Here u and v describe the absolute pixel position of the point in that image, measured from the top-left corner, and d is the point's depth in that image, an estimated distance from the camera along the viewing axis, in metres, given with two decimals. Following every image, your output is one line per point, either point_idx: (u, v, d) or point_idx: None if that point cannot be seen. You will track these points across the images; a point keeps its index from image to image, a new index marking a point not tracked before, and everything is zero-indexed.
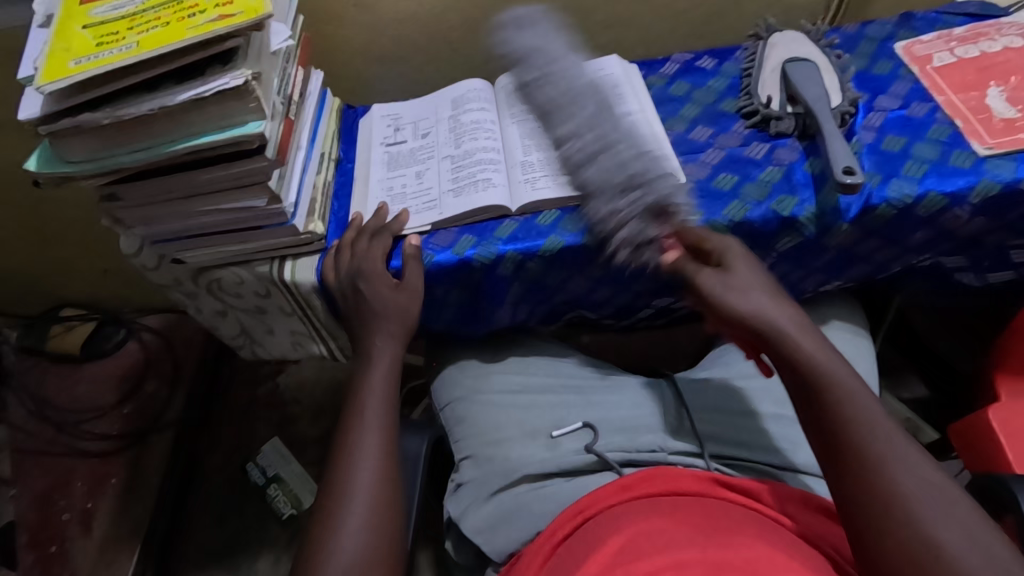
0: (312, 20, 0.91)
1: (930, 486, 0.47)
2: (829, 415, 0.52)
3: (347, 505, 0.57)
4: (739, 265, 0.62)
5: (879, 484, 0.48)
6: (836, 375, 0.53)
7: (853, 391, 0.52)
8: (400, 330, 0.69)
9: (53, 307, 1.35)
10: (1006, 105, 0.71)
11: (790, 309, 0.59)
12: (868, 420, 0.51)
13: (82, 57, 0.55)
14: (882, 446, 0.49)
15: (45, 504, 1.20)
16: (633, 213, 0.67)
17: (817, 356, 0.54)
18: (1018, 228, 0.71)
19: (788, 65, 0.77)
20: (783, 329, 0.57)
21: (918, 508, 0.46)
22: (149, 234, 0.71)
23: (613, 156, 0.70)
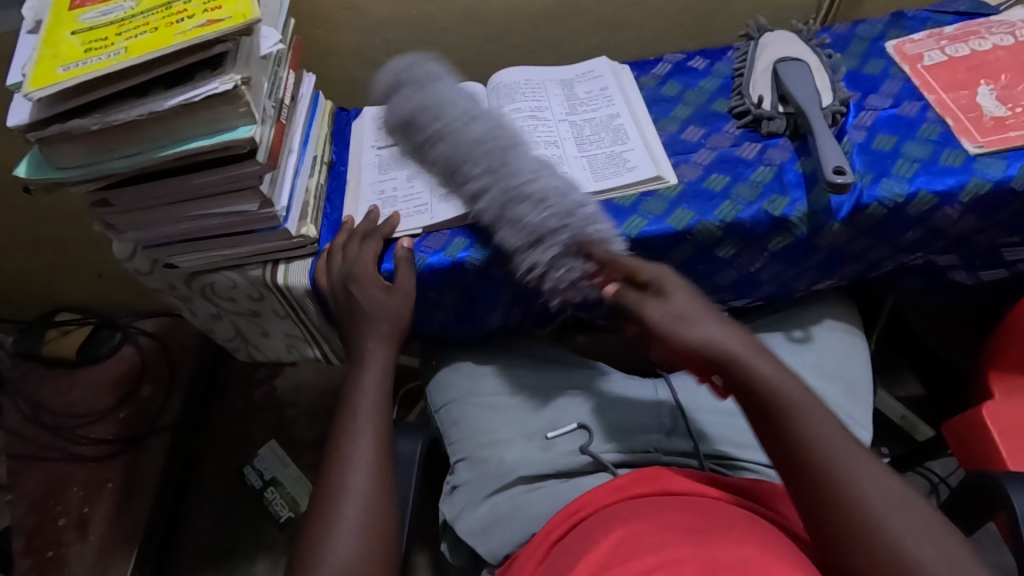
0: (304, 23, 0.91)
1: (893, 495, 0.48)
2: (790, 435, 0.52)
3: (340, 509, 0.57)
4: (683, 291, 0.60)
5: (846, 496, 0.48)
6: (789, 396, 0.53)
7: (807, 407, 0.52)
8: (393, 333, 0.69)
9: (49, 312, 1.34)
10: (996, 104, 0.71)
11: (739, 332, 0.57)
12: (826, 438, 0.51)
13: (70, 63, 0.55)
14: (842, 462, 0.50)
15: (41, 509, 1.19)
16: (554, 247, 0.63)
17: (771, 380, 0.53)
18: (1009, 226, 0.71)
19: (779, 64, 0.77)
20: (736, 353, 0.55)
21: (884, 518, 0.47)
22: (141, 239, 0.71)
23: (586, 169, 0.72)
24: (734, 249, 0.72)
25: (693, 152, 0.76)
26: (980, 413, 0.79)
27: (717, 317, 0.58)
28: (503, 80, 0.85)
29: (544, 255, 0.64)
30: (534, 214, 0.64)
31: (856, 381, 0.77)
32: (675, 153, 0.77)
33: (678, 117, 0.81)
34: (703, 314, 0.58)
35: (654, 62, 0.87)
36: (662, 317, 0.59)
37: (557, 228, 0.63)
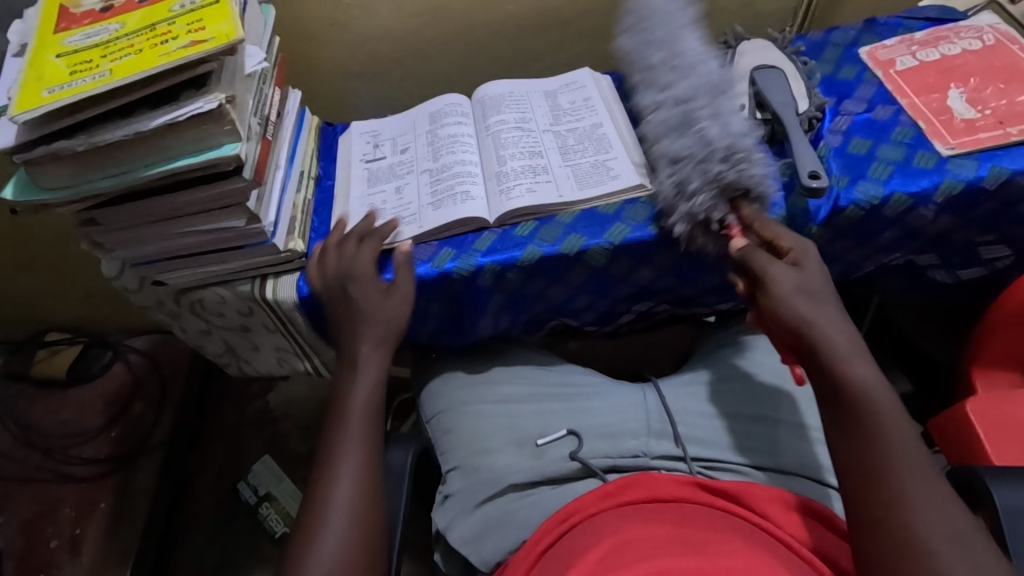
0: (288, 40, 0.92)
1: (951, 518, 0.48)
2: (868, 438, 0.53)
3: (327, 519, 0.57)
4: (816, 270, 0.62)
5: (896, 511, 0.49)
6: (875, 400, 0.54)
7: (888, 411, 0.53)
8: (385, 338, 0.69)
9: (38, 332, 1.34)
10: (966, 107, 0.73)
11: (848, 328, 0.59)
12: (902, 448, 0.51)
13: (55, 86, 0.55)
14: (906, 476, 0.50)
15: (33, 532, 1.18)
16: (710, 190, 0.66)
17: (866, 380, 0.55)
18: (984, 225, 0.73)
19: (756, 71, 0.78)
20: (837, 344, 0.57)
21: (927, 535, 0.47)
22: (130, 257, 0.71)
23: (691, 134, 0.69)
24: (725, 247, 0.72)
25: None
26: (964, 408, 0.80)
27: (831, 302, 0.60)
28: (485, 95, 0.87)
29: (694, 212, 0.67)
30: (704, 137, 0.68)
31: None
32: None
33: None
34: (813, 296, 0.60)
35: None
36: (785, 287, 0.60)
37: (698, 188, 0.67)
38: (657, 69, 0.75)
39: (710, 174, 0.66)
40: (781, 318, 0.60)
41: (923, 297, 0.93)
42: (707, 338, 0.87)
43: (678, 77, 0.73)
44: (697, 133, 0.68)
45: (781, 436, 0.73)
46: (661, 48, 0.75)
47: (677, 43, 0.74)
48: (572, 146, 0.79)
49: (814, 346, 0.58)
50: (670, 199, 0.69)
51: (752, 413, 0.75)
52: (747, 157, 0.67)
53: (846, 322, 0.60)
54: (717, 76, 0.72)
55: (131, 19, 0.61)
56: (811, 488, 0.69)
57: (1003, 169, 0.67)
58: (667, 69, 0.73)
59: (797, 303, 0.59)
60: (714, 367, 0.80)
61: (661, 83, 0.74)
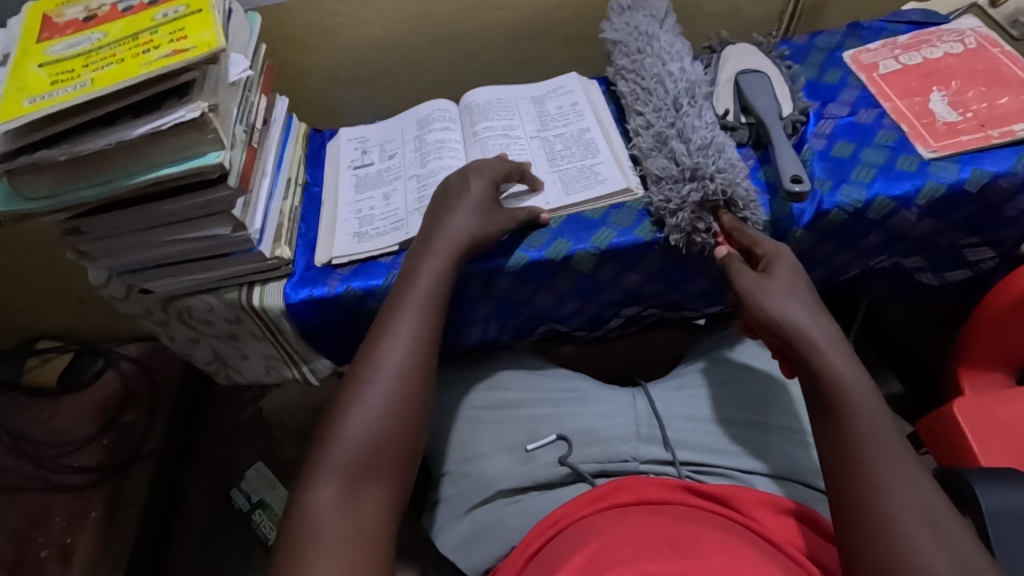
0: (276, 48, 0.92)
1: (928, 511, 0.47)
2: (843, 432, 0.53)
3: (317, 500, 0.52)
4: (790, 271, 0.63)
5: (874, 502, 0.49)
6: (848, 396, 0.54)
7: (861, 406, 0.54)
8: (427, 306, 0.63)
9: (28, 340, 1.33)
10: (947, 109, 0.73)
11: (827, 325, 0.59)
12: (876, 438, 0.52)
13: (36, 96, 0.55)
14: (878, 466, 0.50)
15: (23, 541, 1.17)
16: (689, 203, 0.68)
17: (839, 373, 0.55)
18: (969, 227, 0.74)
19: (741, 77, 0.79)
20: (816, 341, 0.58)
21: (906, 526, 0.47)
22: (115, 266, 0.71)
23: (667, 153, 0.72)
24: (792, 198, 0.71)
25: None
26: (952, 411, 0.80)
27: (809, 300, 0.61)
28: (473, 101, 0.87)
29: (684, 227, 0.69)
30: (676, 154, 0.71)
31: None
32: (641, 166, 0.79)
33: None
34: (789, 295, 0.61)
35: None
36: (755, 294, 0.62)
37: (683, 204, 0.68)
38: (630, 90, 0.81)
39: (684, 187, 0.69)
40: (759, 319, 0.61)
41: (912, 299, 0.94)
42: (696, 342, 0.87)
43: (648, 102, 0.78)
44: (666, 149, 0.72)
45: (768, 440, 0.73)
46: (635, 77, 0.81)
47: (647, 69, 0.80)
48: (559, 151, 0.80)
49: (790, 344, 0.59)
50: (656, 214, 0.71)
51: (742, 417, 0.75)
52: (719, 162, 0.69)
53: (825, 319, 0.60)
54: (675, 93, 0.77)
55: (114, 29, 0.61)
56: (799, 490, 0.69)
57: (985, 172, 0.68)
58: (636, 95, 0.80)
59: (771, 301, 0.60)
60: (704, 370, 0.81)
61: (638, 106, 0.79)
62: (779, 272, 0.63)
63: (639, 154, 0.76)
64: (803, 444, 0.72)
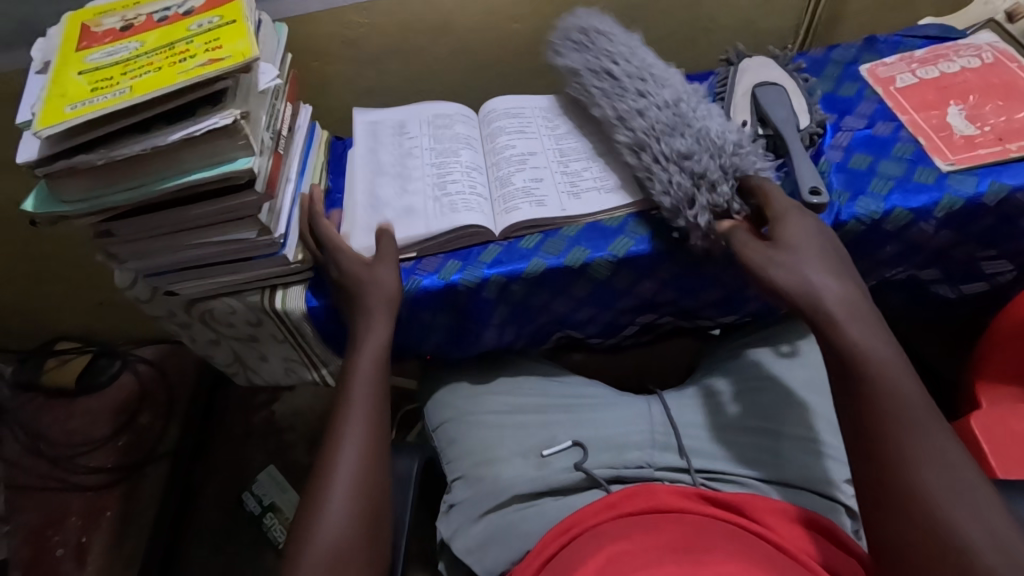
0: (300, 57, 0.94)
1: (967, 486, 0.48)
2: (868, 402, 0.53)
3: None
4: (800, 238, 0.62)
5: (904, 483, 0.49)
6: (877, 368, 0.54)
7: (892, 375, 0.54)
8: (370, 416, 0.65)
9: (48, 341, 1.35)
10: (965, 123, 0.74)
11: (851, 293, 0.59)
12: (901, 404, 0.52)
13: (77, 103, 0.57)
14: (905, 440, 0.51)
15: (38, 540, 1.19)
16: (728, 186, 0.68)
17: (857, 344, 0.56)
18: (984, 240, 0.74)
19: (758, 89, 0.80)
20: (832, 313, 0.58)
21: (939, 506, 0.47)
22: (143, 267, 0.73)
23: (682, 145, 0.71)
24: None
25: None
26: (968, 423, 0.80)
27: (831, 265, 0.61)
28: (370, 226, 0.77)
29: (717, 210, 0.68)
30: (691, 166, 0.69)
31: None
32: None
33: None
34: (808, 258, 0.61)
35: None
36: (766, 267, 0.62)
37: (720, 188, 0.68)
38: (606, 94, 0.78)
39: (712, 182, 0.68)
40: (780, 286, 0.60)
41: (927, 311, 0.93)
42: (711, 351, 0.87)
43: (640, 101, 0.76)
44: (683, 163, 0.70)
45: (784, 449, 0.73)
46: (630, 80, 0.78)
47: (630, 75, 0.78)
48: (577, 158, 0.81)
49: (812, 313, 0.59)
50: (674, 206, 0.70)
51: (757, 425, 0.75)
52: (738, 158, 0.70)
53: (850, 284, 0.60)
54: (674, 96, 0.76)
55: (150, 39, 0.63)
56: (814, 501, 0.69)
57: (1003, 185, 0.68)
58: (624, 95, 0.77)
59: (795, 269, 0.60)
60: (721, 378, 0.81)
61: (631, 104, 0.75)
62: (799, 237, 0.62)
63: (642, 164, 0.73)
64: (821, 453, 0.72)
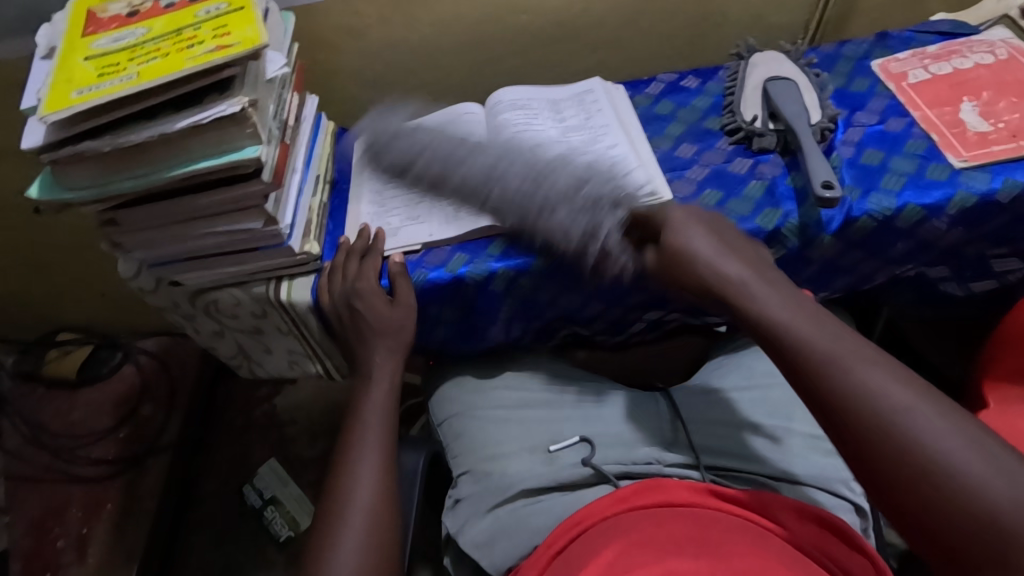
0: (307, 47, 0.93)
1: (924, 405, 0.47)
2: (815, 368, 0.52)
3: None
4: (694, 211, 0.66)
5: (899, 434, 0.47)
6: (797, 334, 0.54)
7: (803, 329, 0.54)
8: (381, 442, 0.66)
9: (50, 332, 1.35)
10: (979, 120, 0.73)
11: (745, 256, 0.62)
12: (825, 350, 0.52)
13: (84, 88, 0.57)
14: (866, 379, 0.49)
15: (39, 531, 1.18)
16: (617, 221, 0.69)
17: (783, 317, 0.56)
18: (996, 238, 0.73)
19: (769, 83, 0.79)
20: (738, 282, 0.59)
21: (939, 438, 0.46)
22: (147, 257, 0.72)
23: (560, 183, 0.71)
24: (797, 233, 0.71)
25: (687, 168, 0.78)
26: None
27: (724, 239, 0.63)
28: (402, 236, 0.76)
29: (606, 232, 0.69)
30: (585, 197, 0.70)
31: None
32: (670, 169, 0.79)
33: (672, 134, 0.83)
34: (700, 234, 0.63)
35: (648, 82, 0.90)
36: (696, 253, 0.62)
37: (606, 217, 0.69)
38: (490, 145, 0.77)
39: (600, 214, 0.69)
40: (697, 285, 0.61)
41: (935, 309, 0.93)
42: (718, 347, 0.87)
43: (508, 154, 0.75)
44: (581, 192, 0.70)
45: (793, 445, 0.73)
46: (442, 161, 0.76)
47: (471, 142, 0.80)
48: (583, 152, 0.80)
49: (729, 299, 0.60)
50: (588, 227, 0.68)
51: (766, 423, 0.75)
52: (615, 184, 0.72)
53: (746, 252, 0.63)
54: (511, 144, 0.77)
55: (157, 25, 0.63)
56: (824, 498, 0.68)
57: (1016, 183, 0.68)
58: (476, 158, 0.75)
59: (695, 258, 0.61)
60: (731, 375, 0.81)
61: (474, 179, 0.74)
62: (692, 235, 0.63)
63: (526, 215, 0.71)
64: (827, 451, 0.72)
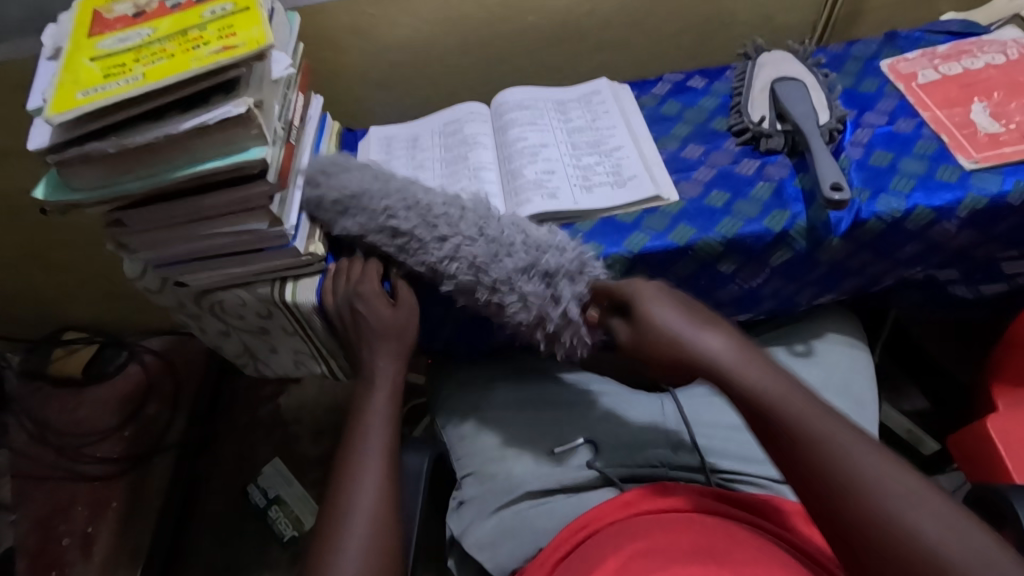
0: (313, 46, 0.93)
1: (895, 477, 0.48)
2: (793, 444, 0.51)
3: None
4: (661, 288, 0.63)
5: (887, 523, 0.46)
6: (776, 412, 0.53)
7: (783, 413, 0.53)
8: (385, 443, 0.66)
9: (57, 330, 1.35)
10: (989, 121, 0.72)
11: (720, 322, 0.60)
12: (813, 434, 0.51)
13: (90, 89, 0.57)
14: (842, 462, 0.49)
15: (45, 529, 1.18)
16: (566, 299, 0.68)
17: (762, 393, 0.54)
18: (1007, 241, 0.73)
19: (777, 84, 0.78)
20: (711, 356, 0.57)
21: (905, 515, 0.46)
22: (152, 258, 0.72)
23: (502, 253, 0.69)
24: (806, 234, 0.71)
25: (693, 169, 0.78)
26: (984, 427, 0.79)
27: (693, 313, 0.60)
28: None
29: (577, 294, 0.69)
30: (542, 268, 0.68)
31: (863, 396, 0.77)
32: (677, 170, 0.78)
33: (678, 135, 0.83)
34: (680, 309, 0.60)
35: (654, 82, 0.90)
36: (668, 319, 0.59)
37: (560, 277, 0.68)
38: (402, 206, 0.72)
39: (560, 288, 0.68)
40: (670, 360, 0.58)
41: (943, 312, 0.92)
42: None
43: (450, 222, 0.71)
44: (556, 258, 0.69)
45: None
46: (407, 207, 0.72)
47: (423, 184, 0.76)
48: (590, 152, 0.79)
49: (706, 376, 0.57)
50: (536, 318, 0.69)
51: None
52: (568, 258, 0.69)
53: (715, 324, 0.60)
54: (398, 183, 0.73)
55: (163, 26, 0.62)
56: None
57: None
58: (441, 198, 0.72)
59: (672, 337, 0.58)
60: None
61: (440, 231, 0.71)
62: (669, 311, 0.59)
63: (482, 257, 0.69)
64: None
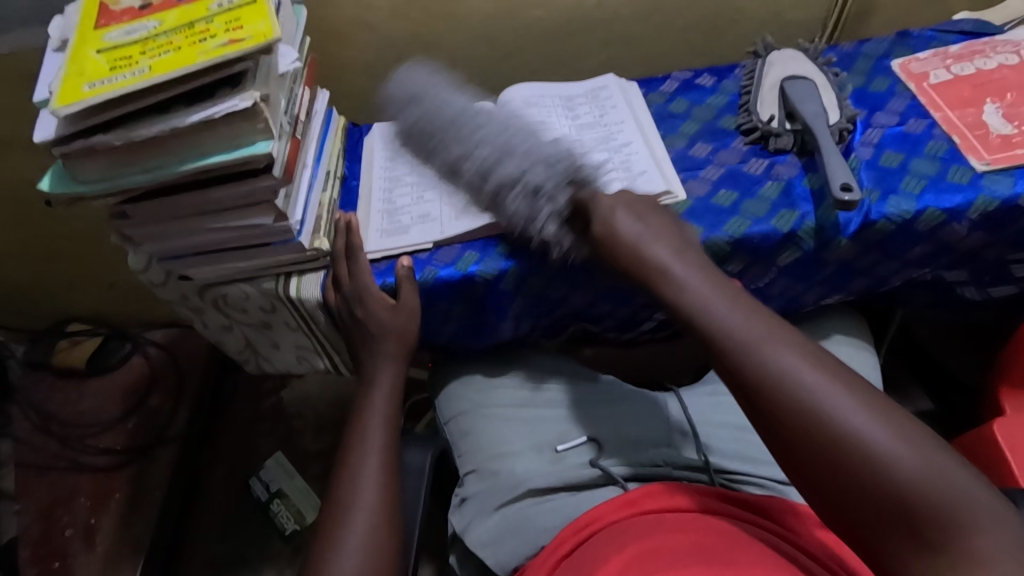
0: (319, 40, 0.92)
1: (849, 397, 0.46)
2: (722, 338, 0.52)
3: None
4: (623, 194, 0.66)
5: (817, 422, 0.45)
6: (712, 315, 0.53)
7: (720, 314, 0.53)
8: (388, 439, 0.66)
9: (61, 321, 1.35)
10: (1002, 122, 0.72)
11: (668, 234, 0.63)
12: (741, 334, 0.51)
13: (95, 82, 0.56)
14: (769, 358, 0.49)
15: (49, 519, 1.19)
16: (547, 216, 0.68)
17: (700, 297, 0.55)
18: (1017, 243, 0.72)
19: (786, 82, 0.78)
20: (659, 261, 0.60)
21: (833, 407, 0.45)
22: (157, 251, 0.72)
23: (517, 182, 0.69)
24: (813, 236, 0.70)
25: (701, 168, 0.77)
26: (990, 429, 0.79)
27: (652, 225, 0.64)
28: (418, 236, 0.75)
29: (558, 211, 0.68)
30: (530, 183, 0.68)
31: None
32: (685, 168, 0.78)
33: (686, 133, 0.82)
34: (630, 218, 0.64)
35: (662, 79, 0.89)
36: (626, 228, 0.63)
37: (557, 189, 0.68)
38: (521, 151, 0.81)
39: (540, 202, 0.68)
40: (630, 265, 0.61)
41: (950, 313, 0.92)
42: None
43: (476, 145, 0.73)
44: (522, 183, 0.68)
45: None
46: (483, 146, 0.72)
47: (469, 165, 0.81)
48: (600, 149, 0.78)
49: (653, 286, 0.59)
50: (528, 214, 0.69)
51: None
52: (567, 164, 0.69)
53: (671, 234, 0.63)
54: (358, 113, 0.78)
55: (169, 18, 0.62)
56: None
57: None
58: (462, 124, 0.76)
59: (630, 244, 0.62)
60: None
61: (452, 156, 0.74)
62: (625, 220, 0.63)
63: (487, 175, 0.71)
64: None
